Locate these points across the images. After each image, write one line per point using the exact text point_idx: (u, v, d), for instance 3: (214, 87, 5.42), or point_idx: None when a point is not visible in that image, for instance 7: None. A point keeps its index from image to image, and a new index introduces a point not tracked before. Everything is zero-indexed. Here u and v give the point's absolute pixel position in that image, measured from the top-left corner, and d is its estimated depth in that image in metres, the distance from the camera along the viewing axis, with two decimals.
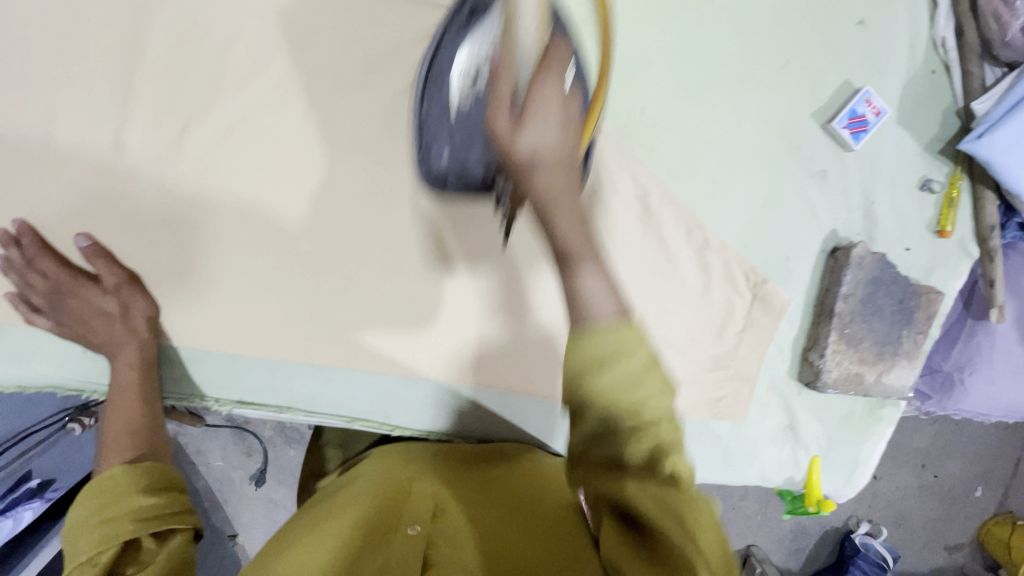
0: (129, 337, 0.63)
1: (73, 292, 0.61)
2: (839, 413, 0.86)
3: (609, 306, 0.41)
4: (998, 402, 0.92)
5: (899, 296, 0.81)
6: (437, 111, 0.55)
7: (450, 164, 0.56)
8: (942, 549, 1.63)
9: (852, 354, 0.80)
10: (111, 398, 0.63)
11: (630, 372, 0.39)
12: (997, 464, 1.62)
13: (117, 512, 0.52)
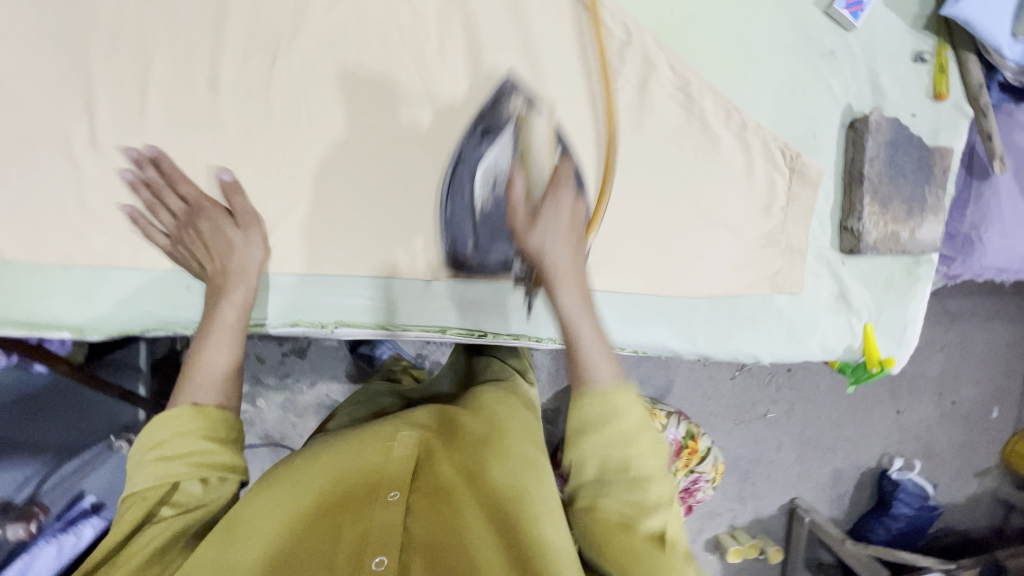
0: (240, 274, 0.68)
1: (205, 215, 0.68)
2: (882, 278, 0.93)
3: (608, 374, 0.59)
4: (1015, 253, 0.99)
5: (917, 156, 0.87)
6: (460, 208, 0.74)
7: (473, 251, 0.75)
8: (974, 476, 2.02)
9: (884, 214, 0.87)
10: (202, 337, 0.66)
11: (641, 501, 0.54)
12: (1007, 384, 2.00)
13: (178, 453, 0.57)
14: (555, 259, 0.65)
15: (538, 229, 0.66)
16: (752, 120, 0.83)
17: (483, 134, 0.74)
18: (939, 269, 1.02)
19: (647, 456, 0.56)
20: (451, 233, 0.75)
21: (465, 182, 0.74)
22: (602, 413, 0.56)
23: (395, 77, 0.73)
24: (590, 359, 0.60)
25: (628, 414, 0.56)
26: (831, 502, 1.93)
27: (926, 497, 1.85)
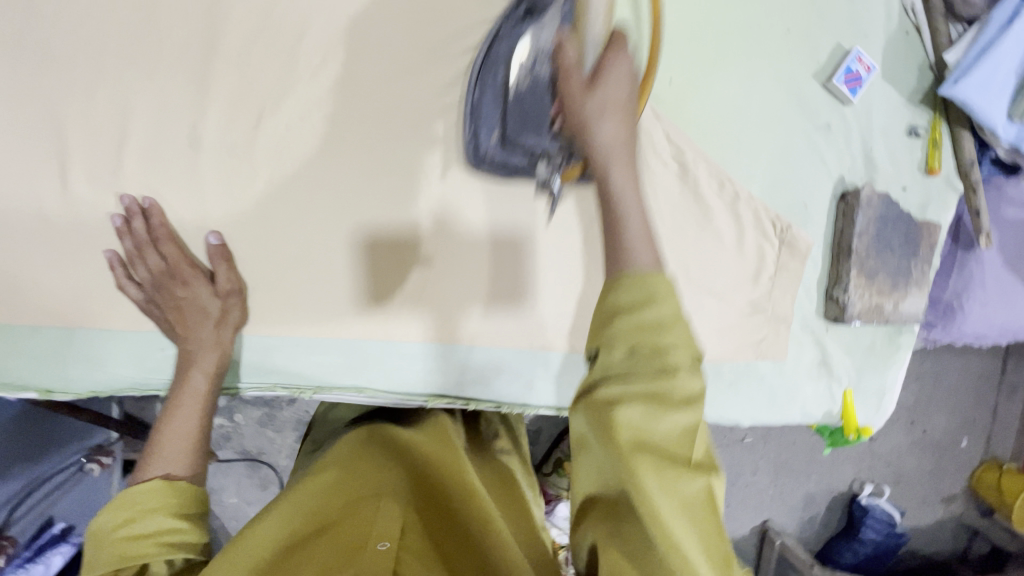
0: (210, 340, 0.67)
1: (182, 278, 0.65)
2: (864, 345, 0.94)
3: (647, 258, 0.49)
4: (993, 323, 1.01)
5: (905, 230, 0.87)
6: (490, 99, 0.69)
7: (497, 143, 0.71)
8: (941, 502, 2.08)
9: (870, 286, 0.88)
10: (171, 404, 0.64)
11: (658, 314, 0.45)
12: (978, 416, 2.05)
13: (144, 531, 0.54)
14: (611, 151, 0.53)
15: (597, 104, 0.53)
16: (744, 189, 0.83)
17: (525, 15, 0.67)
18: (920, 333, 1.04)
19: (682, 347, 0.45)
20: (476, 154, 0.72)
21: (499, 61, 0.68)
22: (641, 297, 0.47)
23: (384, 137, 0.71)
24: (629, 222, 0.51)
25: (670, 299, 0.46)
26: (802, 525, 1.98)
27: (894, 524, 1.89)
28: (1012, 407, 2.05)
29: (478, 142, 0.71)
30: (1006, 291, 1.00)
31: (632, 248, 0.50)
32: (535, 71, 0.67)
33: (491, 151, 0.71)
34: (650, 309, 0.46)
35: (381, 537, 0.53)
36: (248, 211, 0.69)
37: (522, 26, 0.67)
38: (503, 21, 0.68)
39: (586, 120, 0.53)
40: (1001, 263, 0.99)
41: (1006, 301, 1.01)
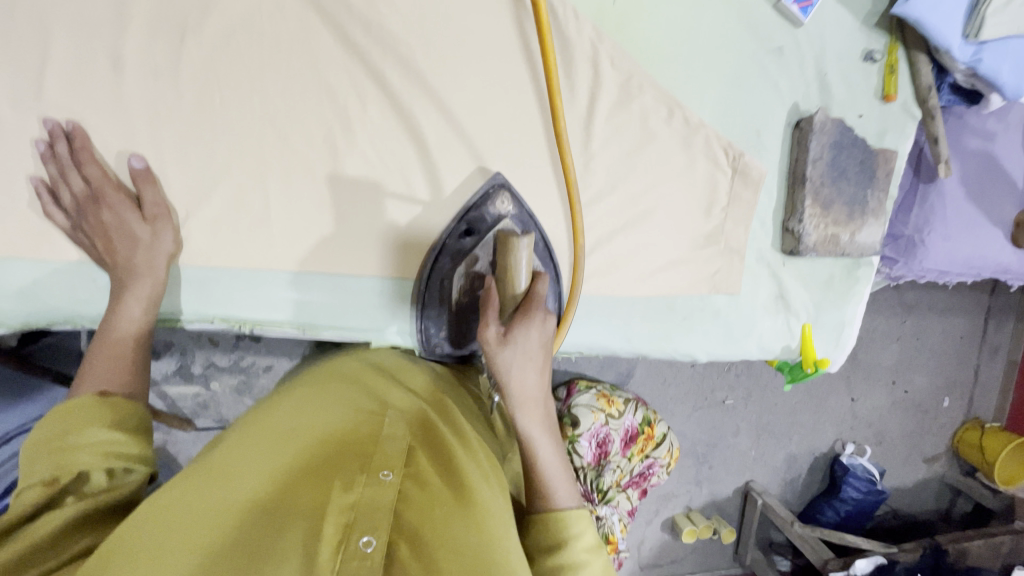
0: (145, 265, 0.66)
1: (106, 202, 0.64)
2: (821, 279, 0.93)
3: (568, 500, 0.60)
4: (957, 257, 1.00)
5: (860, 157, 0.86)
6: (436, 304, 0.76)
7: (450, 346, 0.78)
8: (923, 462, 2.08)
9: (826, 216, 0.86)
10: (103, 338, 0.63)
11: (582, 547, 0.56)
12: (960, 377, 2.05)
13: (80, 441, 0.53)
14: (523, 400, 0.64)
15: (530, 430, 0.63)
16: (695, 116, 0.81)
17: (466, 232, 0.75)
18: (883, 269, 1.03)
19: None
20: (428, 349, 0.78)
21: (445, 271, 0.75)
22: (559, 532, 0.57)
23: (315, 61, 0.68)
24: (543, 462, 0.62)
25: (587, 533, 0.57)
26: (784, 486, 1.98)
27: (874, 482, 1.90)
28: (993, 367, 2.05)
29: (431, 337, 0.77)
30: (968, 223, 1.00)
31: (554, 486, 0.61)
32: (474, 288, 0.76)
33: (441, 339, 0.78)
34: (570, 551, 0.55)
35: (386, 464, 0.51)
36: (179, 139, 0.67)
37: (462, 246, 0.74)
38: (449, 234, 0.74)
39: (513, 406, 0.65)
40: (962, 195, 0.98)
41: (969, 234, 1.00)
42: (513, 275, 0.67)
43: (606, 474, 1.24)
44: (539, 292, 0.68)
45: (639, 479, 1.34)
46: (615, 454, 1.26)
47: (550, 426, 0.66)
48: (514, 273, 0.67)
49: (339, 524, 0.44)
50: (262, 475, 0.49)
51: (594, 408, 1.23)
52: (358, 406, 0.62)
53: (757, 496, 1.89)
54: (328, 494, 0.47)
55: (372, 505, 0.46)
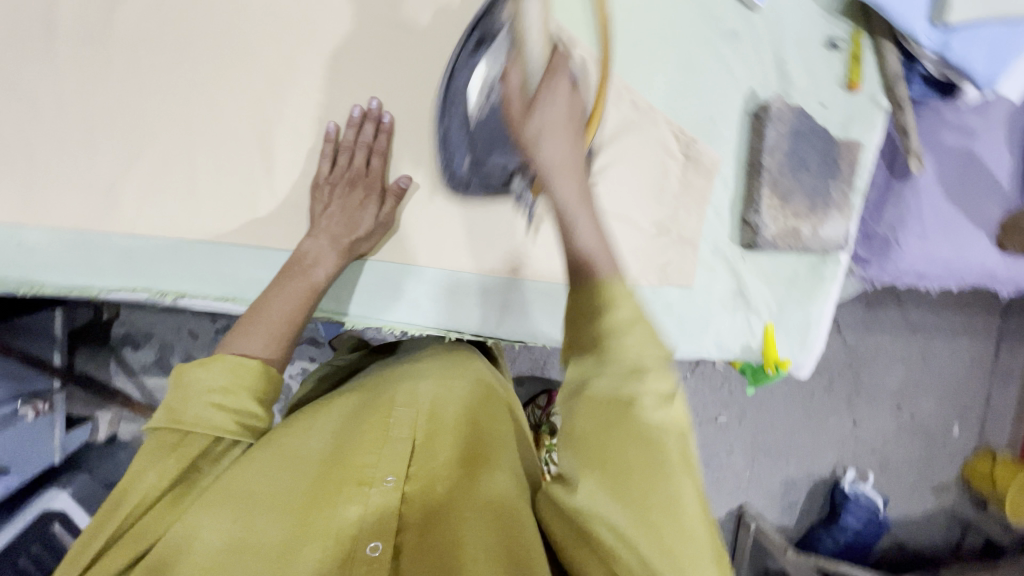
0: (343, 243, 0.70)
1: (366, 183, 0.71)
2: (784, 276, 0.88)
3: (608, 266, 0.46)
4: (936, 259, 0.94)
5: (822, 147, 0.82)
6: (457, 122, 0.73)
7: (471, 167, 0.74)
8: (932, 492, 1.96)
9: (785, 207, 0.83)
10: (289, 285, 0.66)
11: (616, 321, 0.42)
12: (970, 402, 1.94)
13: (230, 404, 0.56)
14: (554, 170, 0.55)
15: (536, 126, 0.56)
16: (645, 101, 0.79)
17: (478, 43, 0.70)
18: (857, 271, 0.98)
19: (647, 343, 0.41)
20: (456, 183, 0.76)
21: (459, 95, 0.72)
22: (599, 304, 0.43)
23: (259, 34, 0.70)
24: (577, 218, 0.51)
25: (626, 302, 0.43)
26: (781, 511, 1.88)
27: (876, 512, 1.78)
28: (1007, 393, 1.94)
29: (455, 170, 0.75)
30: (947, 224, 0.94)
31: (592, 257, 0.47)
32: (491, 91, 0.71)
33: (465, 173, 0.75)
34: (619, 357, 0.41)
35: (388, 469, 0.58)
36: (117, 109, 0.68)
37: (477, 56, 0.70)
38: (460, 47, 0.70)
39: (532, 140, 0.56)
40: (940, 194, 0.93)
41: (947, 235, 0.94)
42: (525, 57, 0.63)
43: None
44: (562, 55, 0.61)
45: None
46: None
47: (584, 193, 0.54)
48: (528, 55, 0.64)
49: (352, 537, 0.53)
50: (287, 506, 0.55)
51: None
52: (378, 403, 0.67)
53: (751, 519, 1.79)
54: (322, 517, 0.54)
55: (372, 515, 0.55)
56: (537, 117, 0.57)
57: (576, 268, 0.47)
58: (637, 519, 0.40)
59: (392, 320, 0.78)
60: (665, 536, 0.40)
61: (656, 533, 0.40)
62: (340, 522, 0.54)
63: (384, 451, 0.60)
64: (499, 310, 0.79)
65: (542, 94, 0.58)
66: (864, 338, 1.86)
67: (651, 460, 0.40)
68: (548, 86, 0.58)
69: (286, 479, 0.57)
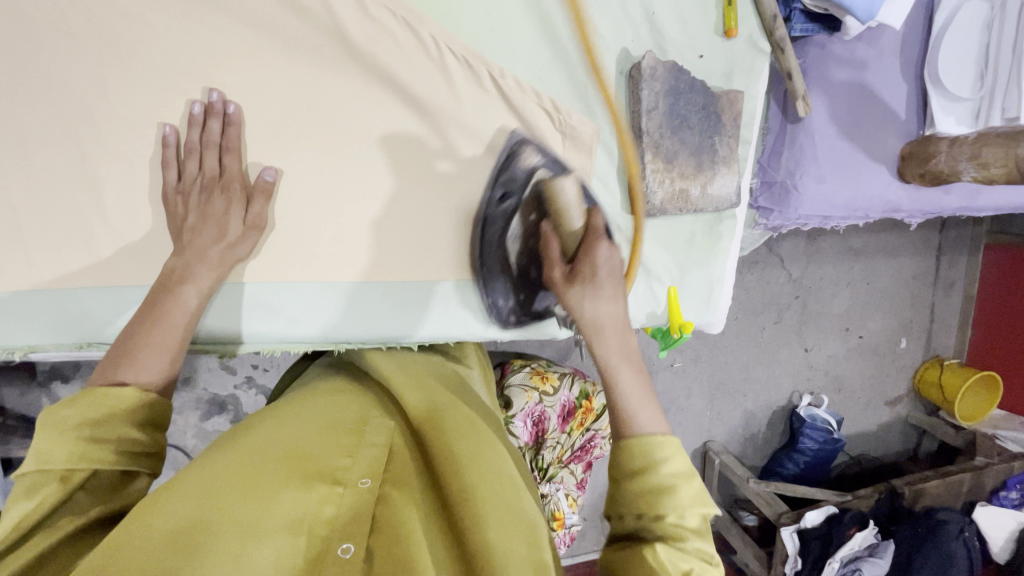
0: (215, 256, 0.68)
1: (225, 190, 0.68)
2: (682, 239, 0.86)
3: (650, 422, 0.56)
4: (837, 200, 0.93)
5: (701, 103, 0.79)
6: (499, 281, 0.80)
7: (517, 309, 0.81)
8: (886, 405, 1.90)
9: (671, 170, 0.80)
10: (151, 308, 0.63)
11: (659, 466, 0.52)
12: (915, 316, 1.85)
13: (107, 436, 0.52)
14: (601, 323, 0.65)
15: (592, 317, 0.65)
16: (511, 77, 0.75)
17: (503, 197, 0.77)
18: (761, 221, 0.97)
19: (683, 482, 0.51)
20: (502, 320, 0.82)
21: (496, 242, 0.78)
22: (644, 460, 0.53)
23: (80, 67, 0.66)
24: (621, 379, 0.60)
25: (671, 457, 0.53)
26: (743, 443, 1.83)
27: (832, 432, 1.74)
28: (950, 304, 1.85)
29: (501, 310, 0.81)
30: (844, 163, 0.93)
31: (631, 403, 0.58)
32: (529, 247, 0.78)
33: (512, 308, 0.81)
34: (659, 475, 0.51)
35: (365, 471, 0.56)
36: None
37: (512, 212, 0.77)
38: (486, 207, 0.77)
39: (576, 303, 0.67)
40: (834, 133, 0.92)
41: (845, 175, 0.93)
42: (564, 210, 0.77)
43: (545, 452, 1.23)
44: (596, 227, 0.72)
45: (582, 453, 1.31)
46: (553, 430, 1.24)
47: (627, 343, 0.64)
48: (565, 206, 0.77)
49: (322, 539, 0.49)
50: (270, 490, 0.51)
51: (527, 386, 1.23)
52: (339, 414, 0.65)
53: (715, 456, 1.74)
54: (305, 512, 0.51)
55: (351, 514, 0.52)
56: (575, 291, 0.67)
57: (619, 457, 0.54)
58: None
59: (278, 341, 0.76)
60: None
61: None
62: (315, 518, 0.51)
63: (361, 452, 0.59)
64: (388, 311, 0.78)
65: (584, 266, 0.69)
66: (808, 268, 1.75)
67: None
68: (590, 258, 0.69)
69: (251, 483, 0.52)
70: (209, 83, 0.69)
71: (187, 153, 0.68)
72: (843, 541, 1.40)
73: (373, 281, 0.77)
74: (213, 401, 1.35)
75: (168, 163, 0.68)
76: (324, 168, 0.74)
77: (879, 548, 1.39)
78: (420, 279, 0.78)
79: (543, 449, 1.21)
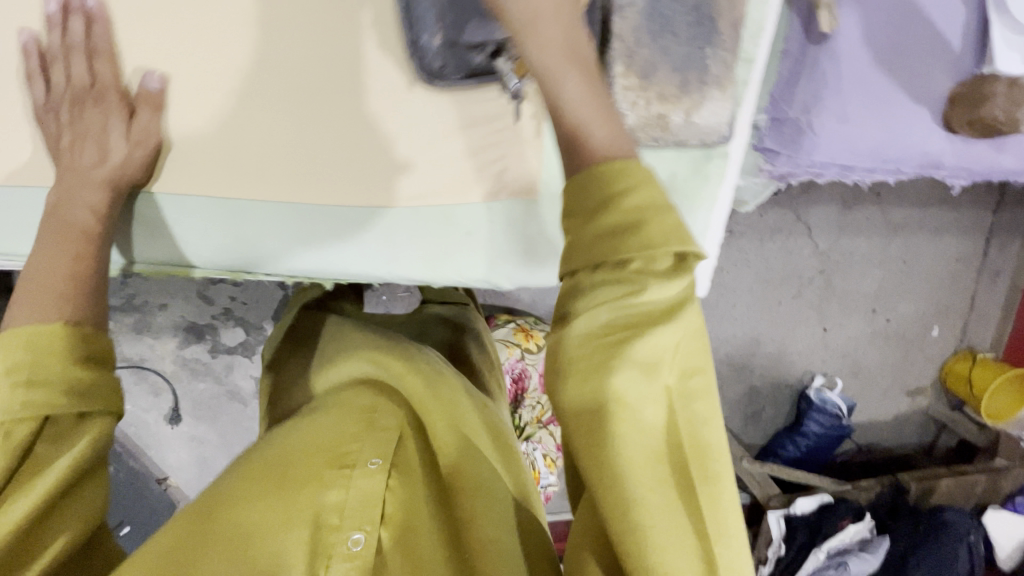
0: (98, 177, 0.57)
1: (99, 104, 0.57)
2: (660, 178, 0.71)
3: (604, 135, 0.40)
4: (862, 146, 0.76)
5: (691, 2, 0.62)
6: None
7: (444, 47, 0.59)
8: (906, 396, 1.72)
9: (647, 89, 0.64)
10: (47, 229, 0.52)
11: (613, 202, 0.37)
12: (955, 302, 1.64)
13: (45, 378, 0.41)
14: (533, 19, 0.45)
15: (523, 5, 0.45)
16: None
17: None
18: (765, 167, 0.81)
19: (664, 231, 0.36)
20: (428, 69, 0.60)
21: (422, 13, 0.58)
22: (602, 196, 0.37)
23: None
24: (565, 88, 0.43)
25: (637, 183, 0.37)
26: (745, 422, 1.69)
27: (841, 417, 1.59)
28: (995, 293, 1.64)
29: (424, 50, 0.59)
30: (878, 98, 0.75)
31: (578, 111, 0.42)
32: None
33: (436, 55, 0.59)
34: (619, 210, 0.36)
35: (375, 451, 0.52)
36: None
37: None
38: None
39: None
40: (869, 61, 0.74)
41: (877, 113, 0.75)
42: None
43: (521, 411, 1.13)
44: None
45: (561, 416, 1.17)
46: (533, 391, 1.15)
47: (577, 53, 0.45)
48: None
49: (334, 529, 0.47)
50: (268, 494, 0.46)
51: (508, 342, 1.13)
52: (354, 401, 0.58)
53: None
54: (312, 504, 0.47)
55: (359, 502, 0.49)
56: None
57: (586, 192, 0.37)
58: (614, 496, 0.36)
59: (179, 263, 0.68)
60: (656, 505, 0.36)
61: (649, 485, 0.36)
62: (324, 508, 0.48)
63: (370, 435, 0.53)
64: (296, 239, 0.67)
65: None
66: (839, 240, 1.56)
67: (650, 514, 0.36)
68: None
69: (259, 485, 0.47)
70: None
71: (50, 62, 0.58)
72: (835, 532, 1.29)
73: (276, 201, 0.65)
74: (189, 329, 1.24)
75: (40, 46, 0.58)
76: (211, 67, 0.62)
77: (873, 543, 1.27)
78: (334, 204, 0.66)
79: (519, 407, 1.12)
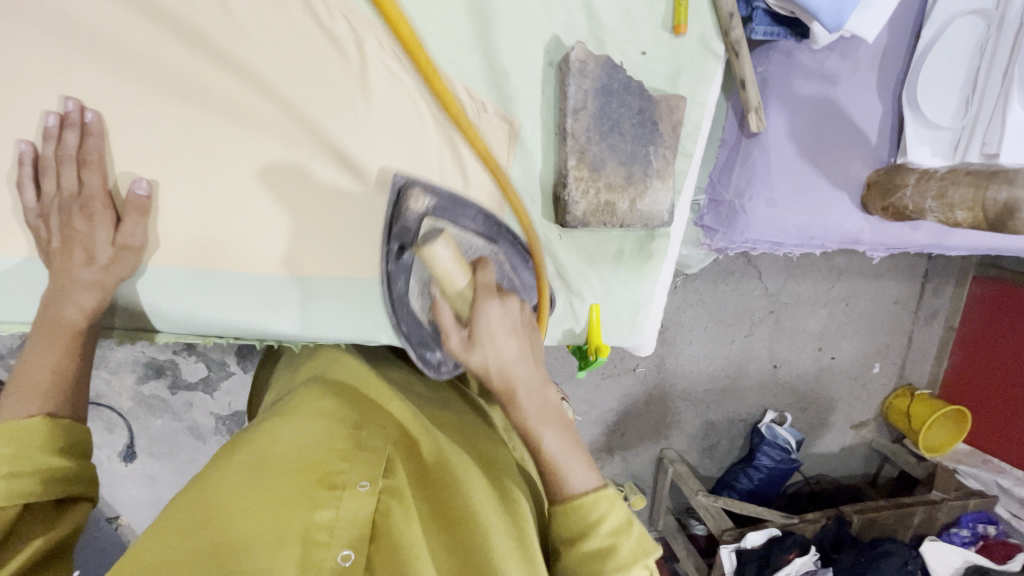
0: (89, 281, 0.61)
1: (86, 210, 0.60)
2: (609, 255, 0.79)
3: (583, 482, 0.51)
4: (788, 227, 0.85)
5: (636, 106, 0.70)
6: (416, 327, 0.67)
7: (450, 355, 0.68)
8: (850, 428, 1.84)
9: (596, 180, 0.71)
10: (39, 336, 0.58)
11: (606, 537, 0.48)
12: (893, 341, 1.77)
13: (30, 466, 0.48)
14: (520, 391, 0.52)
15: (496, 370, 0.52)
16: (416, 59, 0.65)
17: (400, 252, 0.65)
18: (705, 241, 0.89)
19: (624, 548, 0.47)
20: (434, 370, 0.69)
21: (405, 298, 0.67)
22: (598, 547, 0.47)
23: None
24: (547, 439, 0.52)
25: (609, 518, 0.49)
26: (701, 453, 1.77)
27: (789, 450, 1.67)
28: (930, 333, 1.77)
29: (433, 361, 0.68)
30: (801, 186, 0.84)
31: (563, 467, 0.51)
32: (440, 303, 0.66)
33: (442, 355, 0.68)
34: (597, 539, 0.48)
35: (363, 472, 0.53)
36: None
37: (408, 267, 0.66)
38: (386, 258, 0.65)
39: (486, 379, 0.52)
40: (794, 154, 0.83)
41: (801, 198, 0.84)
42: (450, 277, 0.56)
43: None
44: (486, 279, 0.55)
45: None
46: None
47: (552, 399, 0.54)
48: (449, 271, 0.56)
49: (322, 544, 0.46)
50: (271, 501, 0.48)
51: None
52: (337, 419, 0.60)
53: (670, 464, 1.66)
54: (304, 518, 0.48)
55: (350, 520, 0.49)
56: (482, 352, 0.52)
57: (564, 529, 0.50)
58: None
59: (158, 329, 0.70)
60: None
61: None
62: (312, 525, 0.47)
63: (359, 455, 0.55)
64: (266, 306, 0.70)
65: (480, 326, 0.52)
66: (786, 284, 1.66)
67: None
68: (484, 321, 0.52)
69: (252, 498, 0.48)
70: (62, 35, 0.59)
71: (43, 171, 0.60)
72: (782, 564, 1.34)
73: (249, 273, 0.69)
74: (149, 365, 1.21)
75: (19, 128, 0.60)
76: (188, 150, 0.63)
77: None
78: (307, 274, 0.70)
79: None
